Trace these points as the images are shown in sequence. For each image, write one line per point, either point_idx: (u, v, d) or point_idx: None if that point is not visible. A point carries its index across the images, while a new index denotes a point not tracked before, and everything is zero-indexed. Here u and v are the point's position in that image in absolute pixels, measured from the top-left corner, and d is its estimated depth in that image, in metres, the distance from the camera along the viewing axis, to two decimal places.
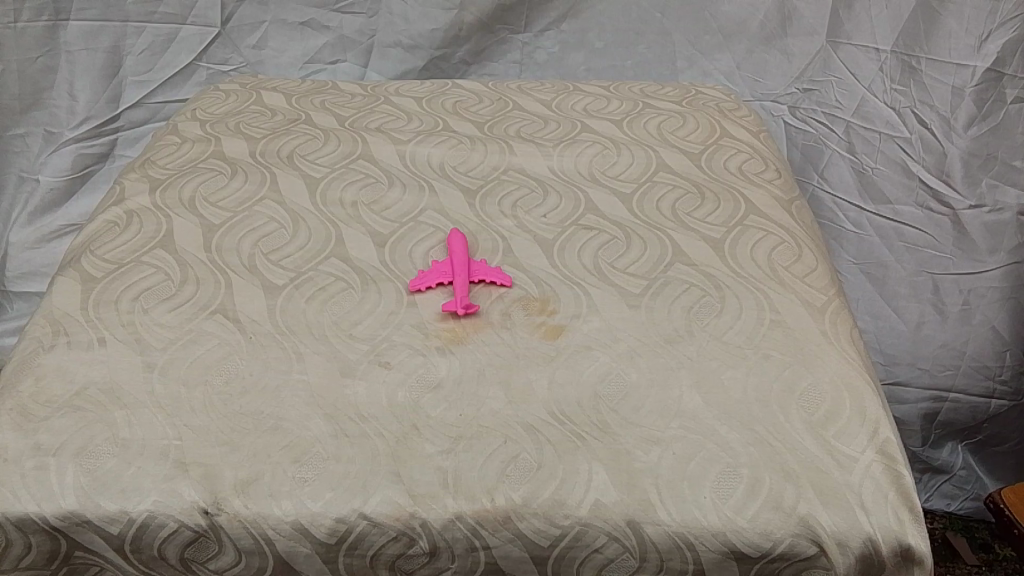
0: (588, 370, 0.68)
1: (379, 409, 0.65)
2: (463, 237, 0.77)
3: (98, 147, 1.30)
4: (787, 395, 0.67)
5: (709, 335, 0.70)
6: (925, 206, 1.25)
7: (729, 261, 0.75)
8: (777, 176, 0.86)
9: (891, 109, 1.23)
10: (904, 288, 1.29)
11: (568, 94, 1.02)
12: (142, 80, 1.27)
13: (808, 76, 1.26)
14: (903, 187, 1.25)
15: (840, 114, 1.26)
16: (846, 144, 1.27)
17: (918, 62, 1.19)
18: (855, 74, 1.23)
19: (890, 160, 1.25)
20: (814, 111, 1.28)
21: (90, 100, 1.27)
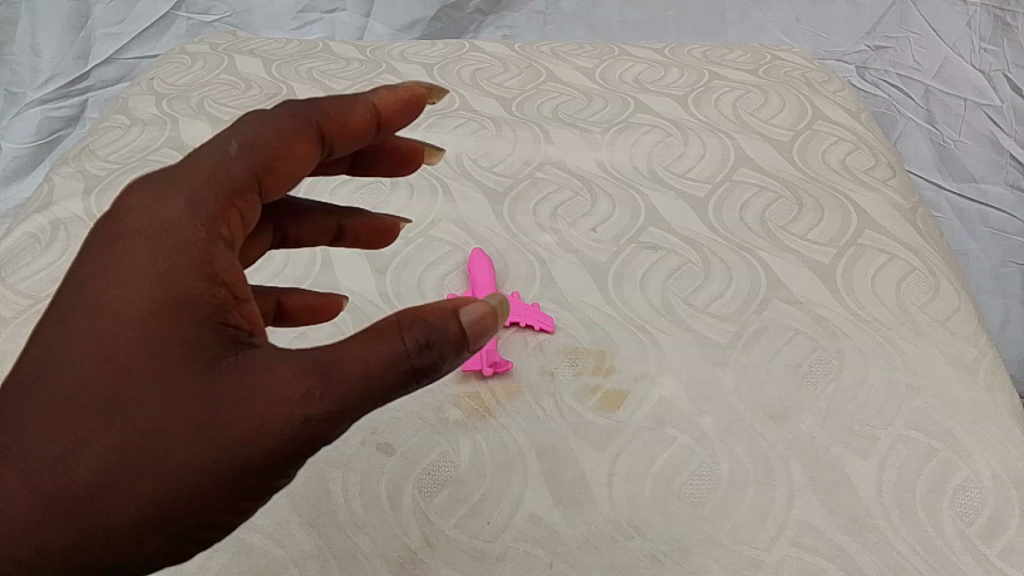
0: (662, 457, 0.50)
1: (379, 514, 0.48)
2: (489, 262, 0.58)
3: (65, 108, 1.02)
4: (933, 495, 0.49)
5: (824, 409, 0.52)
6: (1017, 187, 0.93)
7: (845, 298, 0.56)
8: (891, 174, 0.67)
9: (979, 72, 0.99)
10: (988, 280, 0.90)
11: (614, 59, 0.82)
12: (113, 34, 1.05)
13: (881, 31, 1.05)
14: (990, 163, 0.95)
15: (918, 78, 1.02)
16: (924, 112, 1.00)
17: (1014, 18, 0.99)
18: (938, 31, 1.02)
19: (975, 131, 0.97)
20: (886, 73, 1.04)
21: (55, 56, 1.04)
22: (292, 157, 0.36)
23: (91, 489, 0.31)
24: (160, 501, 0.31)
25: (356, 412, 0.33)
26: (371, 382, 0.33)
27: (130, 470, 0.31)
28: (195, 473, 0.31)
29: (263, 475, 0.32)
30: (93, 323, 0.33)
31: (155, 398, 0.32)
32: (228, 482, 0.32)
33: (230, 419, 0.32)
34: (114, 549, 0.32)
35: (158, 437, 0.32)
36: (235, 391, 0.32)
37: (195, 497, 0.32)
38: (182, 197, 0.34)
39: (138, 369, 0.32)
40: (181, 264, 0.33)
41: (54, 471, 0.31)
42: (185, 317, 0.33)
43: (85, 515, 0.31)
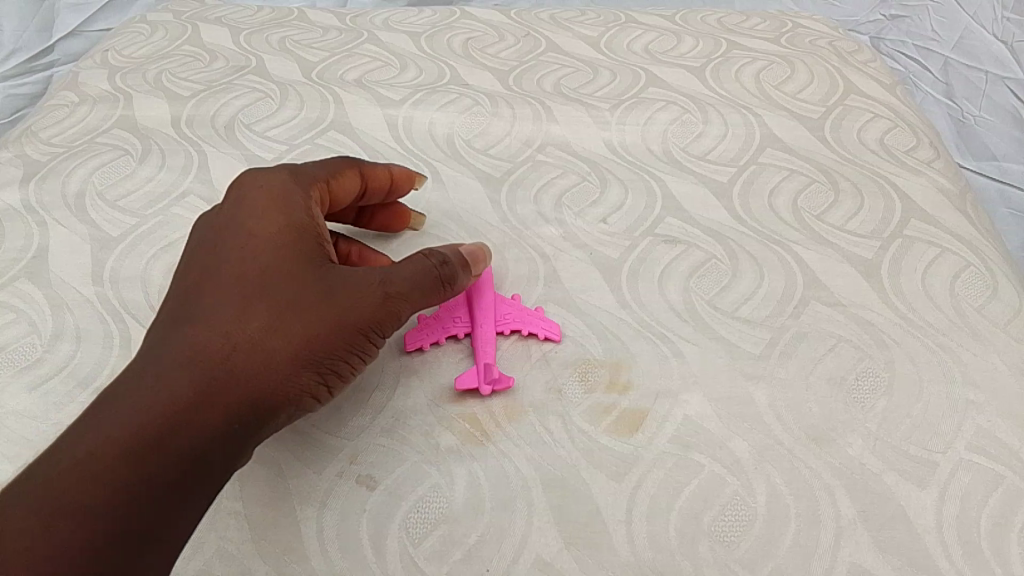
0: (688, 490, 0.43)
1: (359, 561, 0.41)
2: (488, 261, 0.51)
3: (31, 84, 0.93)
4: (1002, 531, 0.42)
5: (875, 429, 0.45)
6: None
7: (893, 299, 0.50)
8: (935, 155, 0.59)
9: (1003, 42, 0.92)
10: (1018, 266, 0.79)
11: (621, 27, 0.74)
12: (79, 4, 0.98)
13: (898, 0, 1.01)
14: (1015, 139, 0.86)
15: (937, 49, 0.96)
16: (942, 86, 0.93)
17: None
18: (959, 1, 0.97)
19: (997, 106, 0.89)
20: (903, 44, 0.98)
21: (16, 29, 0.95)
22: (345, 177, 0.47)
23: (224, 361, 0.37)
24: (286, 357, 0.38)
25: (417, 297, 0.42)
26: (424, 276, 0.42)
27: (249, 340, 0.38)
28: (310, 336, 0.39)
29: (355, 345, 0.40)
30: (224, 239, 0.41)
31: (273, 284, 0.39)
32: (336, 344, 0.39)
33: (331, 296, 0.40)
34: (248, 403, 0.37)
35: (272, 319, 0.38)
36: (325, 283, 0.40)
37: (311, 356, 0.39)
38: (274, 178, 0.44)
39: (258, 265, 0.40)
40: (286, 203, 0.43)
41: (199, 342, 0.37)
42: (293, 233, 0.41)
43: (228, 374, 0.37)
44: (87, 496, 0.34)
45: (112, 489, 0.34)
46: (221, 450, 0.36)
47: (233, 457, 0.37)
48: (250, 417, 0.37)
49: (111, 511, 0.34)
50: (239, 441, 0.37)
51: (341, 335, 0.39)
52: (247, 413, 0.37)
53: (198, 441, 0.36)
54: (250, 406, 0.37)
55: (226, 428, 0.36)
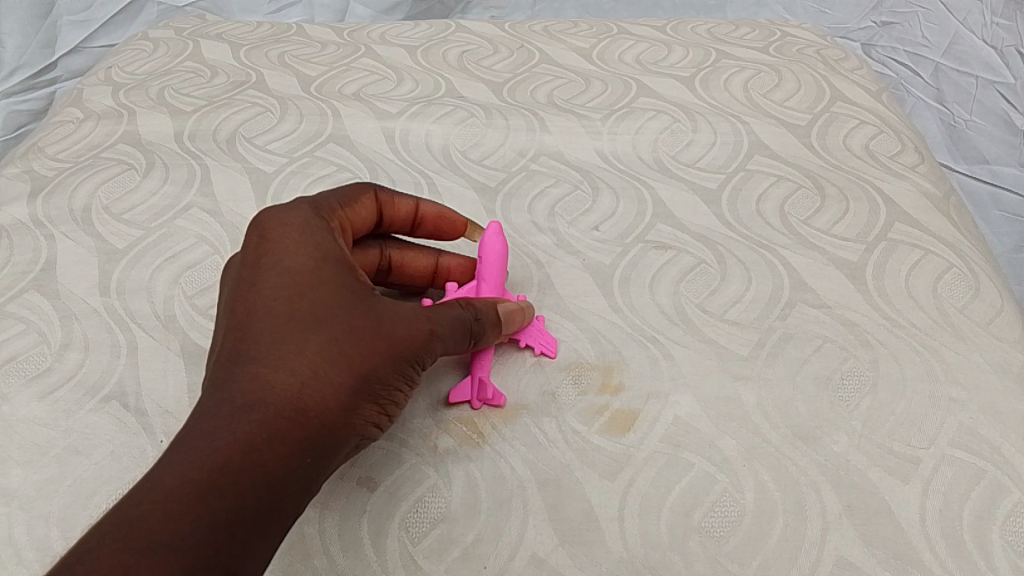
0: (679, 488, 0.44)
1: (360, 561, 0.42)
2: (500, 250, 0.49)
3: (33, 102, 0.96)
4: (984, 524, 0.43)
5: (861, 426, 0.46)
6: None
7: (878, 301, 0.51)
8: (919, 160, 0.61)
9: (991, 47, 0.94)
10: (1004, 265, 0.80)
11: (613, 38, 0.76)
12: (80, 22, 0.99)
13: (888, 7, 1.02)
14: (1004, 143, 0.88)
15: (927, 54, 0.97)
16: (933, 91, 0.94)
17: None
18: (949, 6, 0.99)
19: (988, 111, 0.91)
20: (894, 50, 0.99)
21: (20, 45, 0.96)
22: (361, 206, 0.47)
23: (296, 391, 0.36)
24: (354, 386, 0.37)
25: (458, 334, 0.42)
26: (463, 322, 0.43)
27: (318, 370, 0.36)
28: (372, 364, 0.38)
29: (406, 378, 0.40)
30: (267, 275, 0.39)
31: (328, 315, 0.38)
32: (394, 376, 0.39)
33: (387, 328, 0.39)
34: (318, 436, 0.36)
35: (337, 347, 0.37)
36: (382, 314, 0.39)
37: (373, 386, 0.38)
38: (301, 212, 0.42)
39: (309, 295, 0.38)
40: (318, 235, 0.41)
41: (266, 376, 0.36)
42: (333, 265, 0.40)
43: (301, 406, 0.35)
44: (172, 532, 0.31)
45: (197, 524, 0.31)
46: (295, 484, 0.35)
47: (308, 490, 0.36)
48: (324, 447, 0.36)
49: (195, 548, 0.31)
50: (308, 477, 0.36)
51: (399, 365, 0.39)
52: (323, 444, 0.36)
53: (277, 472, 0.34)
54: (325, 438, 0.36)
55: (304, 458, 0.35)
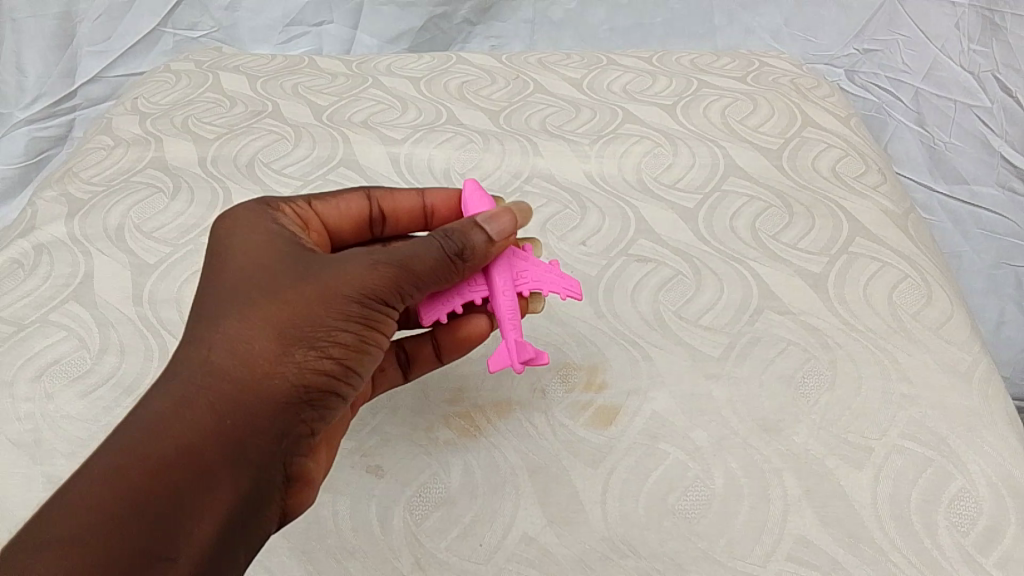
0: (656, 474, 0.49)
1: (369, 540, 0.47)
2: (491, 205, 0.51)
3: (52, 128, 1.04)
4: (930, 507, 0.48)
5: (821, 420, 0.51)
6: (1006, 186, 0.95)
7: (838, 308, 0.56)
8: (882, 180, 0.66)
9: (968, 72, 0.99)
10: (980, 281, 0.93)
11: (603, 69, 0.82)
12: (99, 52, 1.06)
13: (870, 34, 1.06)
14: (981, 163, 0.96)
15: (908, 79, 1.03)
16: (914, 113, 1.02)
17: (1002, 18, 0.96)
18: (927, 32, 1.02)
19: (965, 132, 0.98)
20: (876, 76, 1.06)
21: (42, 73, 1.04)
22: (351, 202, 0.50)
23: (218, 360, 0.39)
24: (277, 340, 0.39)
25: (414, 264, 0.43)
26: (427, 257, 0.43)
27: (235, 337, 0.39)
28: (297, 315, 0.40)
29: (355, 322, 0.41)
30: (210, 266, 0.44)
31: (255, 286, 0.41)
32: (331, 321, 0.40)
33: (317, 283, 0.41)
34: (240, 397, 0.38)
35: (257, 312, 0.40)
36: (312, 273, 0.41)
37: (305, 335, 0.40)
38: (246, 206, 0.47)
39: (241, 273, 0.42)
40: (259, 219, 0.45)
41: (195, 349, 0.39)
42: (268, 242, 0.43)
43: (218, 371, 0.38)
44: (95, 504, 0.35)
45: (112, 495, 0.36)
46: (220, 444, 0.38)
47: (241, 448, 0.38)
48: (252, 405, 0.38)
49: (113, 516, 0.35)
50: (236, 436, 0.38)
51: (332, 311, 0.40)
52: (245, 401, 0.38)
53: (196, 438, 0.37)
54: (247, 396, 0.38)
55: (225, 419, 0.38)
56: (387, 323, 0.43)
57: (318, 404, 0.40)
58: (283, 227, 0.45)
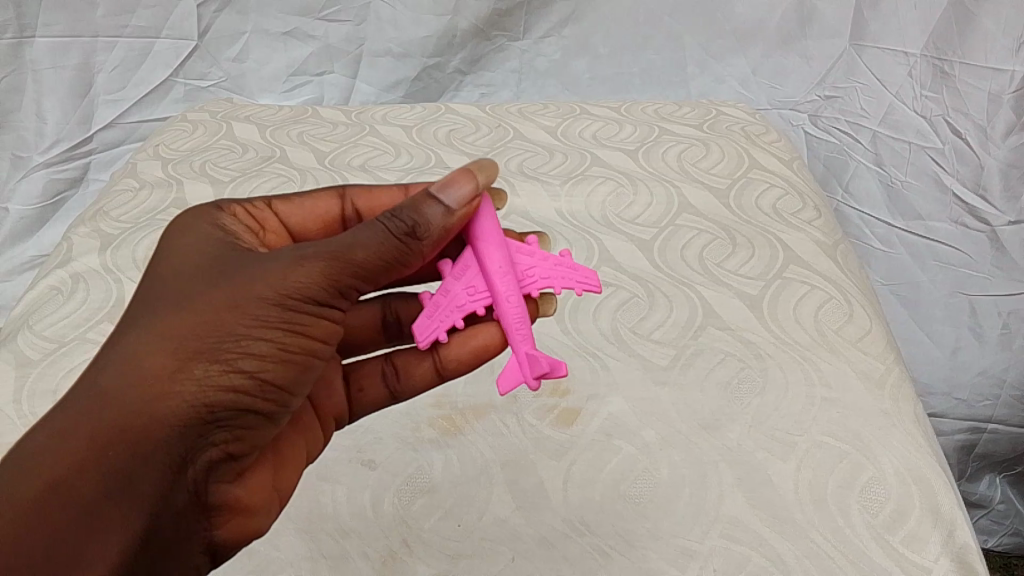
0: (611, 465, 0.57)
1: (363, 521, 0.55)
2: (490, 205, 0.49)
3: (70, 171, 1.16)
4: (845, 491, 0.56)
5: (752, 419, 0.59)
6: (960, 222, 1.07)
7: (771, 325, 0.65)
8: (817, 215, 0.76)
9: (921, 117, 1.09)
10: (938, 310, 1.08)
11: (575, 118, 0.91)
12: (115, 100, 1.16)
13: (831, 82, 1.15)
14: (935, 201, 1.08)
15: (866, 123, 1.13)
16: (872, 155, 1.12)
17: (952, 67, 1.06)
18: (883, 80, 1.11)
19: (920, 172, 1.09)
20: (837, 120, 1.15)
21: (59, 121, 1.15)
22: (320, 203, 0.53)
23: (120, 377, 0.40)
24: (181, 355, 0.40)
25: (356, 252, 0.42)
26: (369, 240, 0.43)
27: (140, 353, 0.40)
28: (205, 327, 0.41)
29: (271, 327, 0.41)
30: (147, 271, 0.45)
31: (173, 299, 0.42)
32: (243, 330, 0.41)
33: (231, 291, 0.41)
34: (138, 416, 0.39)
35: (165, 327, 0.41)
36: (230, 281, 0.42)
37: (212, 348, 0.40)
38: (189, 215, 0.48)
39: (167, 284, 0.43)
40: (200, 223, 0.47)
41: (105, 364, 0.41)
42: (196, 254, 0.44)
43: (120, 390, 0.40)
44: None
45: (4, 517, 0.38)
46: (116, 465, 0.39)
47: (137, 468, 0.40)
48: (154, 425, 0.40)
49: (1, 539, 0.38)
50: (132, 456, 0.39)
51: (244, 319, 0.41)
52: (143, 425, 0.39)
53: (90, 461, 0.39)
54: (144, 418, 0.39)
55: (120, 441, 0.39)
56: (317, 325, 0.43)
57: (226, 421, 0.41)
58: (223, 230, 0.47)
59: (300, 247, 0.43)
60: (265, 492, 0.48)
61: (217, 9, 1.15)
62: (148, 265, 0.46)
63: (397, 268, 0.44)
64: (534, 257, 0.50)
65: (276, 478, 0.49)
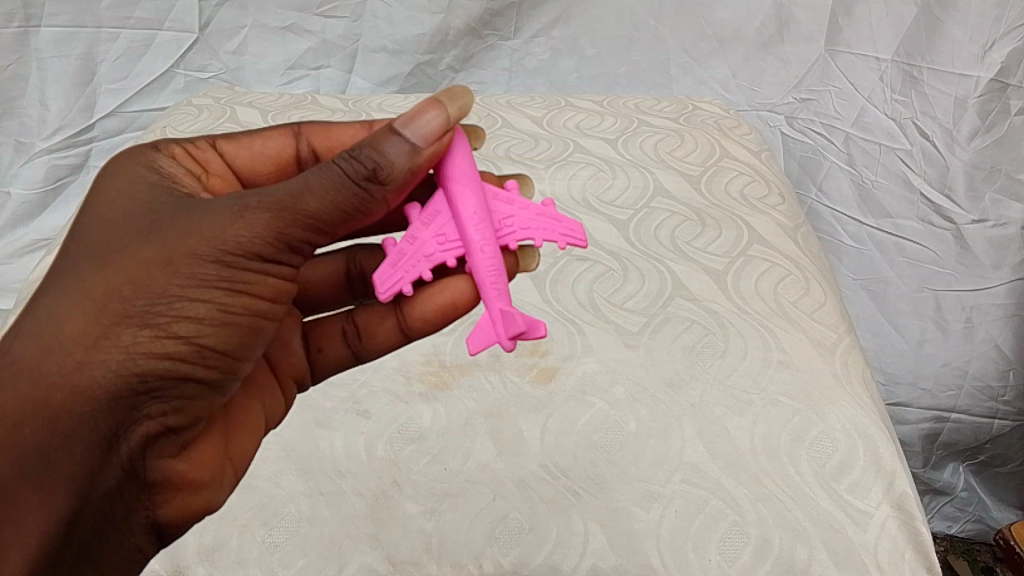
0: (584, 417, 0.63)
1: (357, 463, 0.60)
2: (467, 150, 0.51)
3: (70, 157, 1.21)
4: (795, 444, 0.62)
5: (713, 379, 0.65)
6: (926, 219, 1.14)
7: (732, 296, 0.71)
8: (781, 201, 0.82)
9: (891, 120, 1.15)
10: (904, 304, 1.16)
11: (559, 110, 0.97)
12: (116, 89, 1.21)
13: (806, 84, 1.19)
14: (903, 200, 1.15)
15: (839, 125, 1.18)
16: (845, 155, 1.18)
17: (920, 72, 1.13)
18: (855, 84, 1.16)
19: (890, 172, 1.15)
20: (812, 122, 1.20)
21: (63, 108, 1.20)
22: (271, 143, 0.58)
23: (54, 344, 0.42)
24: (114, 319, 0.42)
25: (304, 201, 0.43)
26: (320, 185, 0.44)
27: (73, 317, 0.42)
28: (138, 288, 0.42)
29: (208, 286, 0.43)
30: (92, 223, 0.47)
31: (109, 258, 0.44)
32: (178, 291, 0.42)
33: (165, 250, 0.43)
34: (69, 383, 0.42)
35: (97, 292, 0.43)
36: (167, 236, 0.43)
37: (146, 311, 0.42)
38: (139, 166, 0.50)
39: (107, 240, 0.45)
40: (140, 165, 0.50)
41: (42, 327, 0.43)
42: (139, 209, 0.46)
43: (54, 356, 0.42)
44: None
45: None
46: (53, 434, 0.42)
47: (72, 437, 0.42)
48: (86, 392, 0.42)
49: None
50: (67, 423, 0.42)
51: (177, 280, 0.42)
52: (76, 392, 0.42)
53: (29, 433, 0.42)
54: (74, 385, 0.42)
55: (56, 410, 0.42)
56: (259, 283, 0.44)
57: (159, 389, 0.43)
58: (164, 174, 0.50)
59: (242, 196, 0.44)
60: (212, 466, 0.51)
61: (217, 3, 1.19)
62: (95, 215, 0.47)
63: (354, 213, 0.45)
64: (510, 208, 0.53)
65: (226, 447, 0.53)
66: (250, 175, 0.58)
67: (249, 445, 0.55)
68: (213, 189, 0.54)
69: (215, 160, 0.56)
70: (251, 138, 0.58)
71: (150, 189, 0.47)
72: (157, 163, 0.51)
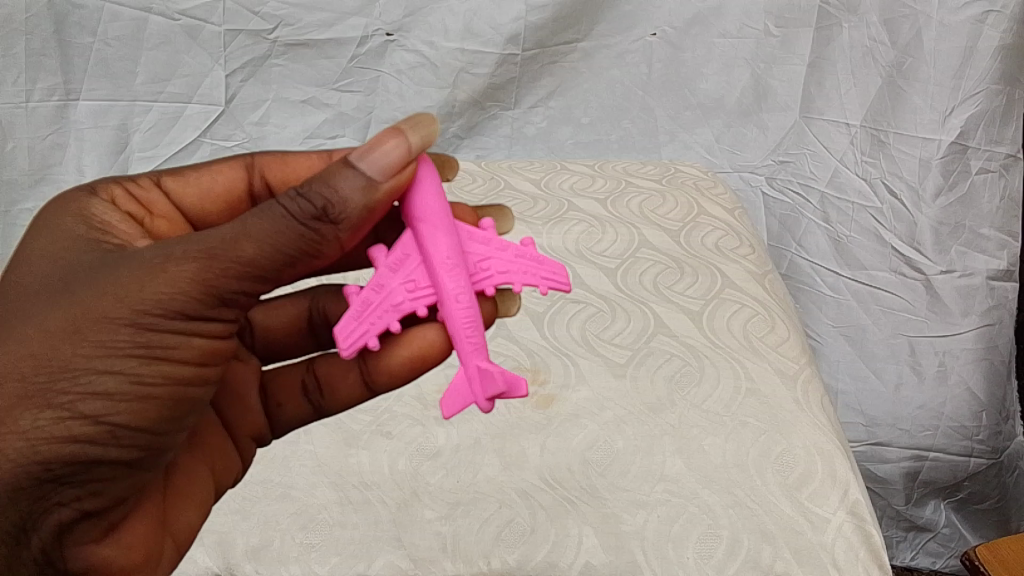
0: (577, 438, 0.72)
1: (381, 476, 0.70)
2: (440, 195, 0.58)
3: None
4: (762, 460, 0.72)
5: (691, 403, 0.75)
6: (898, 271, 1.22)
7: (706, 333, 0.81)
8: (750, 251, 0.93)
9: (863, 179, 1.25)
10: (879, 348, 1.20)
11: (555, 173, 1.09)
12: (146, 157, 1.29)
13: (784, 148, 1.32)
14: (876, 253, 1.23)
15: (815, 185, 1.29)
16: (820, 213, 1.28)
17: (886, 136, 1.24)
18: (829, 147, 1.28)
19: (864, 229, 1.25)
20: (789, 182, 1.31)
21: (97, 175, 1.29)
22: (226, 182, 0.63)
23: None
24: (13, 401, 0.44)
25: (243, 248, 0.46)
26: (264, 231, 0.46)
27: None
28: (43, 365, 0.45)
29: (126, 353, 0.45)
30: (16, 292, 0.50)
31: (19, 334, 0.46)
32: (90, 364, 0.45)
33: (83, 317, 0.45)
34: None
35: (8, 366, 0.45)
36: (89, 298, 0.46)
37: (52, 389, 0.45)
38: (73, 228, 0.53)
39: (28, 308, 0.48)
40: (74, 219, 0.54)
41: None
42: (64, 276, 0.49)
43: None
44: None
45: None
46: None
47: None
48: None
49: None
50: None
51: (92, 351, 0.45)
52: None
53: None
54: None
55: None
56: (184, 346, 0.47)
57: (66, 476, 0.45)
58: (93, 229, 0.54)
59: (166, 248, 0.46)
60: (143, 552, 0.53)
61: (242, 79, 1.31)
62: (22, 284, 0.50)
63: (303, 255, 0.47)
64: (484, 251, 0.60)
65: (163, 520, 0.56)
66: (200, 213, 0.63)
67: (195, 514, 0.59)
68: (157, 231, 0.59)
69: (160, 202, 0.61)
70: (199, 176, 0.63)
71: (81, 250, 0.51)
72: (90, 213, 0.55)
